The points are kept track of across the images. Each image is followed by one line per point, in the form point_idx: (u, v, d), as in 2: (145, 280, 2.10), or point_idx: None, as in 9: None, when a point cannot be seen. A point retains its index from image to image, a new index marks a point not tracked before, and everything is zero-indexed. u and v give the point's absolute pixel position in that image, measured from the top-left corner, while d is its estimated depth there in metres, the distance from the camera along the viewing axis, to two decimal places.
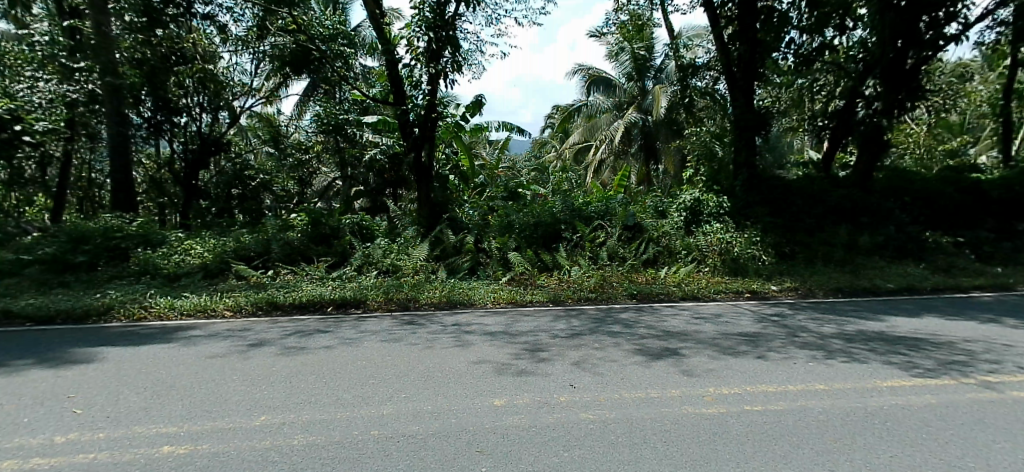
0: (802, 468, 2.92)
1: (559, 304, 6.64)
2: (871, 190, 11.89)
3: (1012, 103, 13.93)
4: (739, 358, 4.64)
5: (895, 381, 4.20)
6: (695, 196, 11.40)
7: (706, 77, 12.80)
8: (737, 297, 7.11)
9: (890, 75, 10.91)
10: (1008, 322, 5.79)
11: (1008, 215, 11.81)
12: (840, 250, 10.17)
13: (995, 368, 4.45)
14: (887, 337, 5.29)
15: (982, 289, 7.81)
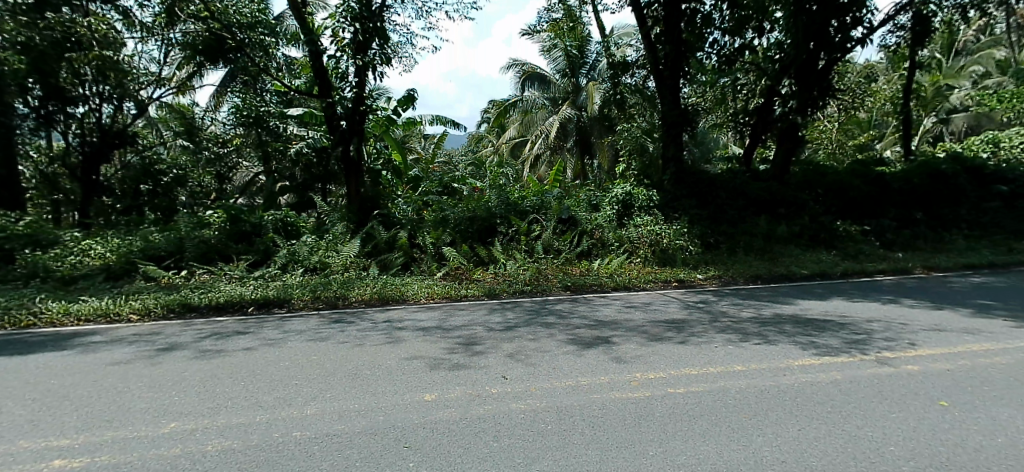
0: (723, 444, 3.16)
1: (493, 297, 6.68)
2: (788, 183, 12.70)
3: (911, 102, 15.16)
4: (665, 344, 4.84)
5: (806, 360, 4.56)
6: (627, 189, 11.67)
7: (637, 74, 13.26)
8: (665, 286, 7.40)
9: (803, 75, 11.64)
10: (903, 302, 6.39)
11: (908, 204, 12.84)
12: (761, 239, 10.80)
13: (890, 346, 4.89)
14: (800, 319, 5.67)
15: (885, 273, 8.50)
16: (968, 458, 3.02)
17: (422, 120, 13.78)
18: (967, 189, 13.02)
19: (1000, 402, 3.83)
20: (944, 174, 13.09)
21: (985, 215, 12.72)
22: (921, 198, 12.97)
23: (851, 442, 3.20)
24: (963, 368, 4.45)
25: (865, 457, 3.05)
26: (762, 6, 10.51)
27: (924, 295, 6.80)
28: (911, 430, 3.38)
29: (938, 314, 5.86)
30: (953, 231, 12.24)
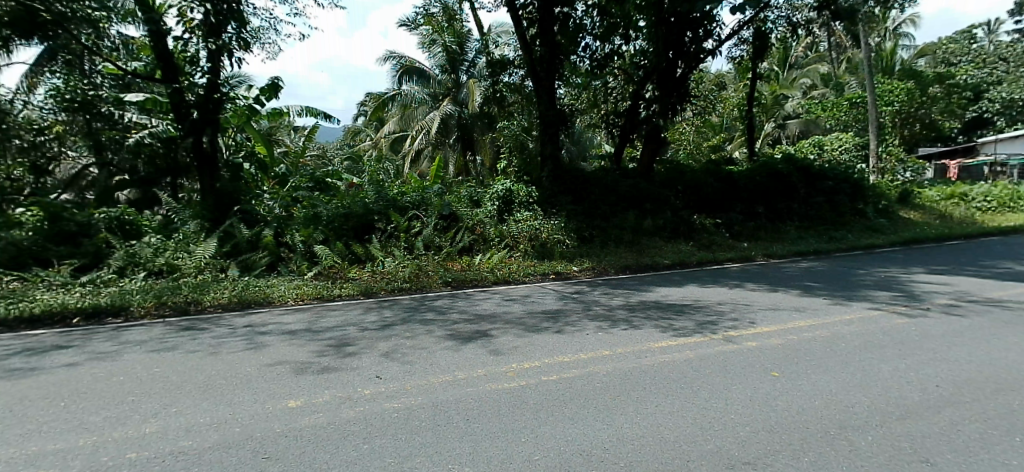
0: (592, 420, 3.54)
1: (370, 296, 6.53)
2: (653, 179, 13.76)
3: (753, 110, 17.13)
4: (540, 334, 5.05)
5: (664, 342, 5.15)
6: (507, 187, 11.95)
7: (513, 73, 13.80)
8: (543, 278, 7.70)
9: (664, 82, 12.77)
10: (746, 285, 7.31)
11: (754, 200, 14.38)
12: (629, 232, 11.68)
13: (733, 327, 5.54)
14: (661, 305, 6.21)
15: (734, 261, 9.57)
16: (789, 424, 3.77)
17: (289, 111, 12.96)
18: (798, 186, 15.01)
19: (815, 369, 4.69)
20: (781, 174, 14.94)
21: (813, 208, 14.78)
22: (762, 195, 14.58)
23: (703, 414, 3.79)
24: (790, 341, 5.24)
25: (711, 427, 3.65)
26: (627, 14, 11.60)
27: (763, 278, 7.84)
28: (750, 400, 4.12)
29: (773, 295, 6.77)
30: (786, 223, 14.13)
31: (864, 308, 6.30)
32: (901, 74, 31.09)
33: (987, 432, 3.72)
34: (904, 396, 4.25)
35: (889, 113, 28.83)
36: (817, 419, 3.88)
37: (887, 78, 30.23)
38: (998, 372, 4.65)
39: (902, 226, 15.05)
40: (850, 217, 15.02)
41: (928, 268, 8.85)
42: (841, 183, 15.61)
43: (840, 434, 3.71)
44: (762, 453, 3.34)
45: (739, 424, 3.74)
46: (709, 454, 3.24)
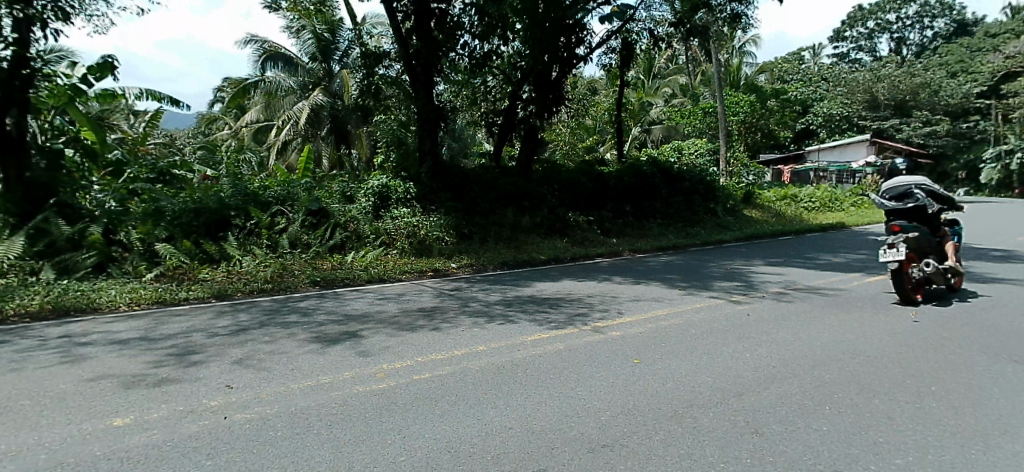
0: (463, 417, 3.61)
1: (226, 299, 6.07)
2: (531, 178, 14.36)
3: (621, 115, 18.33)
4: (414, 332, 5.02)
5: (537, 335, 5.36)
6: (383, 181, 11.70)
7: (389, 67, 13.50)
8: (420, 276, 7.70)
9: (540, 83, 13.68)
10: (613, 278, 7.87)
11: (623, 199, 15.60)
12: (508, 229, 12.13)
13: (601, 319, 5.95)
14: (536, 299, 6.45)
15: (605, 256, 10.26)
16: (645, 406, 4.23)
17: (125, 94, 11.62)
18: (660, 186, 16.35)
19: (669, 356, 5.30)
20: (645, 174, 16.27)
21: (672, 207, 16.20)
22: (630, 194, 15.80)
23: (571, 403, 4.10)
24: (649, 331, 5.82)
25: (576, 414, 3.92)
26: (503, 15, 11.73)
27: (628, 271, 8.51)
28: (612, 386, 4.54)
29: (637, 287, 7.36)
30: (651, 220, 15.43)
31: (712, 297, 7.08)
32: (744, 88, 35.58)
33: (799, 406, 4.52)
34: (739, 376, 5.01)
35: (735, 122, 32.86)
36: (669, 401, 4.40)
37: (733, 90, 34.42)
38: (812, 352, 5.60)
39: (745, 224, 17.23)
40: (703, 215, 16.91)
41: (766, 260, 10.18)
42: (697, 185, 17.18)
43: (687, 412, 4.25)
44: (620, 434, 3.69)
45: (602, 409, 4.09)
46: (572, 440, 3.50)
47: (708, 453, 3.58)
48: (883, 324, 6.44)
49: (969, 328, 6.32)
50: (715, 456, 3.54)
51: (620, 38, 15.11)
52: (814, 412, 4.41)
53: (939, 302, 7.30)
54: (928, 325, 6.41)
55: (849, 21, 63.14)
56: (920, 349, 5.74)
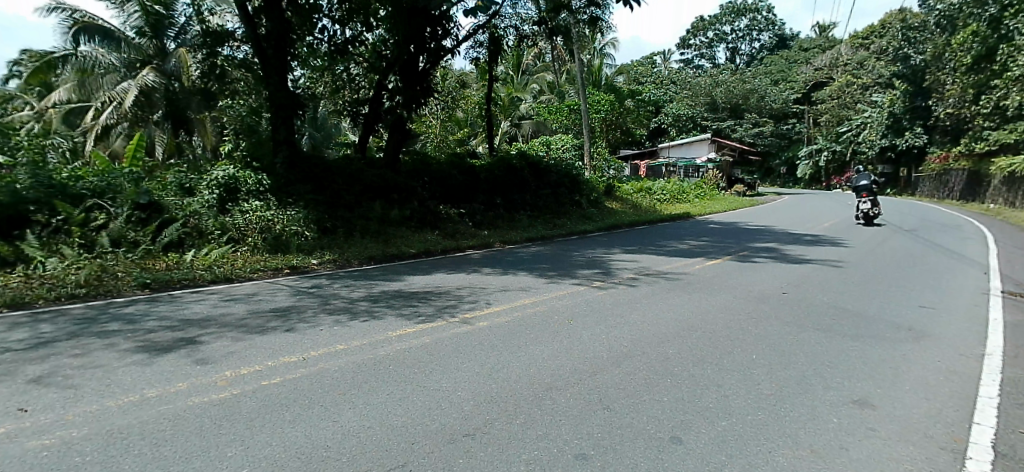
0: (316, 420, 3.46)
1: (22, 308, 5.49)
2: (399, 170, 14.39)
3: (492, 109, 18.97)
4: (265, 334, 4.81)
5: (402, 330, 5.31)
6: (229, 172, 11.00)
7: (235, 48, 12.78)
8: (275, 275, 7.60)
9: (407, 74, 13.95)
10: (482, 268, 8.13)
11: (494, 191, 16.14)
12: (375, 222, 12.03)
13: (469, 309, 6.10)
14: (402, 293, 6.48)
15: (474, 247, 10.66)
16: (507, 392, 4.37)
17: None
18: (529, 180, 17.43)
19: (533, 342, 5.55)
20: (514, 167, 17.27)
21: (541, 199, 17.25)
22: (500, 186, 16.49)
23: (433, 395, 4.12)
24: (516, 319, 6.04)
25: (437, 406, 3.93)
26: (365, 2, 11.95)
27: (498, 262, 8.84)
28: (476, 376, 4.62)
29: (505, 276, 7.66)
30: (520, 212, 16.06)
31: (575, 284, 7.58)
32: (605, 88, 38.30)
33: (645, 380, 4.96)
34: (595, 357, 5.37)
35: (598, 120, 35.46)
36: (529, 385, 4.59)
37: (594, 90, 36.93)
38: (660, 331, 6.20)
39: (607, 214, 18.77)
40: (569, 207, 18.09)
41: (624, 247, 11.12)
42: (563, 178, 18.69)
43: (546, 394, 4.47)
44: (481, 422, 3.76)
45: (465, 399, 4.15)
46: (433, 432, 3.50)
47: (562, 431, 3.78)
48: (719, 302, 7.32)
49: (783, 303, 7.42)
50: (569, 434, 3.75)
51: (488, 34, 15.92)
52: (658, 385, 4.87)
53: (763, 281, 8.46)
54: (753, 302, 7.40)
55: (693, 32, 74.07)
56: (746, 323, 6.60)
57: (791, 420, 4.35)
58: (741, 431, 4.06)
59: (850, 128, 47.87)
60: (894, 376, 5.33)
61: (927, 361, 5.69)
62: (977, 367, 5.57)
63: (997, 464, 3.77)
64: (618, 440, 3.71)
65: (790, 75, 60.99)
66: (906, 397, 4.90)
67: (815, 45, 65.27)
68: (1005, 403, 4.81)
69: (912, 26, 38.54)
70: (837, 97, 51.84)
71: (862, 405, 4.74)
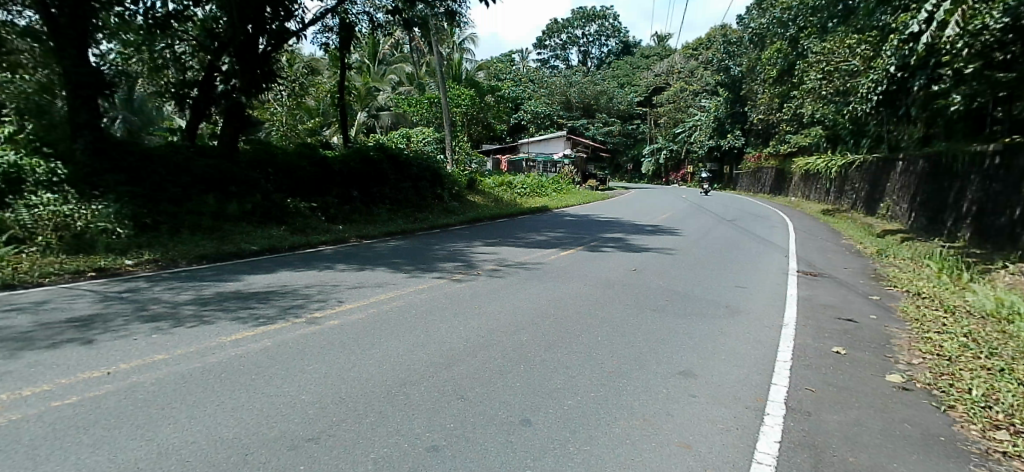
0: (126, 441, 3.04)
1: None
2: (237, 160, 13.83)
3: (345, 98, 18.81)
4: (57, 349, 4.23)
5: (237, 335, 4.94)
6: (9, 159, 9.55)
7: (15, 12, 10.60)
8: (78, 278, 6.74)
9: (244, 55, 13.59)
10: (335, 267, 7.95)
11: (348, 184, 16.20)
12: (207, 218, 11.36)
13: (318, 307, 5.94)
14: (238, 294, 6.12)
15: (325, 243, 10.55)
16: (357, 392, 4.22)
17: None
18: (388, 173, 17.42)
19: (388, 337, 5.45)
20: (372, 160, 17.11)
21: (400, 193, 17.50)
22: (357, 179, 16.51)
23: (272, 400, 3.86)
24: (370, 316, 5.91)
25: (276, 413, 3.67)
26: None
27: (352, 260, 8.69)
28: (323, 377, 4.40)
29: (358, 273, 7.56)
30: (379, 206, 16.39)
31: (433, 278, 7.69)
32: (465, 82, 38.96)
33: (500, 368, 5.09)
34: (452, 348, 5.40)
35: (459, 114, 36.09)
36: (381, 383, 4.46)
37: (454, 84, 37.39)
38: (516, 320, 6.42)
39: (467, 208, 19.63)
40: (430, 201, 18.66)
41: (484, 240, 11.48)
42: (423, 171, 18.79)
43: (399, 390, 4.39)
44: (327, 426, 3.58)
45: (308, 403, 3.92)
46: (270, 440, 3.26)
47: (414, 425, 3.74)
48: (571, 290, 7.79)
49: (627, 288, 8.11)
50: (422, 428, 3.72)
51: (339, 19, 15.44)
52: (511, 372, 5.01)
53: (611, 268, 9.20)
54: (601, 288, 7.98)
55: (548, 33, 79.99)
56: (594, 308, 7.12)
57: (630, 394, 4.75)
58: (585, 409, 4.33)
59: (684, 130, 54.20)
60: (712, 348, 6.09)
61: (739, 333, 6.58)
62: (777, 335, 6.57)
63: (787, 418, 4.45)
64: (470, 429, 3.76)
65: (633, 78, 68.34)
66: (723, 366, 5.61)
67: (655, 53, 73.01)
68: (796, 365, 5.73)
69: (731, 41, 43.34)
70: (673, 102, 58.55)
71: (687, 374, 5.33)
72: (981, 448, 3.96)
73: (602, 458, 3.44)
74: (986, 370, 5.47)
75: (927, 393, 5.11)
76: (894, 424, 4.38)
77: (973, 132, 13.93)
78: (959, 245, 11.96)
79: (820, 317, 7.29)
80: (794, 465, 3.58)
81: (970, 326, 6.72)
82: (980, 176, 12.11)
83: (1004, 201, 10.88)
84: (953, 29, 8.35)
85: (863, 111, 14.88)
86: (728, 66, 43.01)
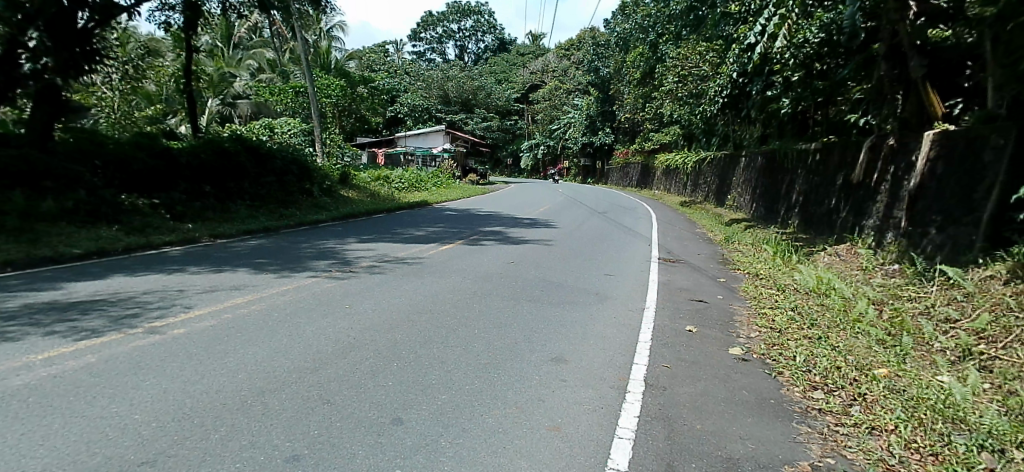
0: None
1: None
2: (53, 151, 11.99)
3: (191, 82, 17.68)
4: None
5: (53, 351, 4.38)
6: None
7: None
8: None
9: (60, 31, 12.22)
10: (184, 274, 7.35)
11: (196, 178, 15.06)
12: (17, 218, 9.85)
13: (161, 315, 5.55)
14: (59, 306, 5.49)
15: (171, 244, 9.82)
16: (208, 404, 3.85)
17: None
18: (247, 166, 16.86)
19: (245, 343, 5.10)
20: (227, 152, 16.29)
21: (262, 188, 17.14)
22: (207, 172, 15.51)
23: (97, 422, 3.40)
24: (222, 322, 5.54)
25: (104, 437, 3.22)
26: None
27: (203, 264, 8.07)
28: (162, 392, 3.95)
29: (210, 277, 7.17)
30: (236, 202, 15.69)
31: (298, 278, 7.41)
32: (335, 73, 37.49)
33: (372, 367, 4.93)
34: (319, 351, 5.14)
35: (328, 105, 34.61)
36: (235, 394, 4.09)
37: (323, 73, 35.81)
38: (389, 318, 6.27)
39: (339, 204, 19.48)
40: (299, 195, 18.69)
41: (359, 237, 11.21)
42: (289, 165, 18.71)
43: (256, 399, 4.06)
44: (165, 445, 3.21)
45: (143, 422, 3.49)
46: (92, 467, 2.86)
47: (273, 436, 3.47)
48: (446, 284, 7.79)
49: (504, 280, 8.28)
50: (282, 436, 3.49)
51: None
52: (383, 371, 4.86)
53: (491, 262, 9.34)
54: (478, 281, 8.08)
55: (422, 26, 79.93)
56: (470, 301, 7.19)
57: (503, 383, 4.83)
58: (459, 401, 4.34)
59: (560, 126, 56.89)
60: (582, 333, 6.42)
61: (606, 318, 7.02)
62: (639, 318, 7.09)
63: (645, 393, 4.81)
64: (335, 434, 3.57)
65: (511, 74, 70.57)
66: (589, 349, 5.94)
67: (530, 51, 75.81)
68: (654, 344, 6.22)
69: (600, 43, 45.40)
70: (549, 99, 61.17)
71: (558, 360, 5.56)
72: (802, 407, 4.57)
73: (474, 449, 3.46)
74: (807, 339, 6.33)
75: (762, 362, 5.80)
76: (736, 392, 4.91)
77: (800, 132, 16.16)
78: (790, 231, 13.71)
79: (675, 299, 8.03)
80: (649, 436, 3.86)
81: (796, 301, 7.74)
82: (806, 170, 14.03)
83: (824, 192, 12.63)
84: (781, 40, 9.51)
85: (713, 111, 16.62)
86: (597, 67, 45.68)
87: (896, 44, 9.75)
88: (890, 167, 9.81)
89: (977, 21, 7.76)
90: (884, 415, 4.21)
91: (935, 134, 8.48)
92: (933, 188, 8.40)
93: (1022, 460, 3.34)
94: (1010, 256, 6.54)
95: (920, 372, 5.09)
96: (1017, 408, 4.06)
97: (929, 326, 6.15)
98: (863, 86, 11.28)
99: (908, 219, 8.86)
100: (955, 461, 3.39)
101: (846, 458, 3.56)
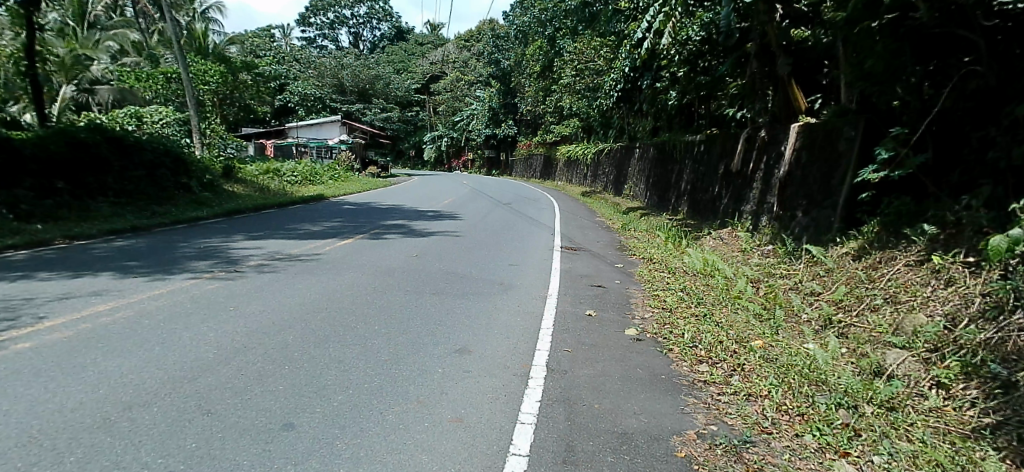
0: None
1: None
2: None
3: (35, 64, 15.61)
4: None
5: None
6: None
7: None
8: None
9: None
10: (33, 281, 6.52)
11: (46, 174, 13.28)
12: None
13: (7, 326, 4.97)
14: None
15: (18, 247, 8.73)
16: (64, 421, 3.41)
17: None
18: (110, 158, 15.20)
19: (109, 354, 4.59)
20: (84, 143, 14.54)
21: (128, 183, 15.47)
22: (58, 167, 13.66)
23: None
24: (81, 332, 4.99)
25: None
26: None
27: (57, 269, 7.19)
28: (1, 416, 3.40)
29: (66, 282, 6.48)
30: (97, 198, 14.11)
31: (176, 280, 6.88)
32: (212, 57, 34.54)
33: (260, 371, 4.59)
34: (198, 358, 4.72)
35: (206, 91, 31.88)
36: (99, 409, 3.63)
37: (198, 58, 32.94)
38: (281, 319, 5.92)
39: (221, 200, 18.20)
40: (173, 191, 17.11)
41: (247, 233, 10.52)
42: (161, 157, 17.09)
43: (122, 415, 3.60)
44: None
45: None
46: None
47: (143, 452, 3.07)
48: (345, 281, 7.49)
49: (407, 275, 8.09)
50: (153, 454, 3.06)
51: None
52: (272, 375, 4.53)
53: (393, 256, 9.12)
54: (380, 277, 7.86)
55: (312, 11, 76.15)
56: (370, 298, 6.94)
57: (405, 380, 4.68)
58: (358, 400, 4.15)
59: (463, 118, 56.84)
60: (486, 324, 6.43)
61: (510, 307, 7.09)
62: (541, 306, 7.25)
63: (547, 378, 4.91)
64: (217, 445, 3.24)
65: (410, 64, 69.31)
66: (493, 339, 5.95)
67: (428, 40, 74.82)
68: (556, 331, 6.36)
69: (499, 35, 46.04)
70: (451, 91, 60.83)
71: (462, 351, 5.52)
72: (689, 380, 4.89)
73: (371, 449, 3.31)
74: (694, 316, 6.80)
75: (654, 341, 6.15)
76: (630, 370, 5.16)
77: (687, 126, 17.27)
78: (681, 217, 14.66)
79: (576, 285, 8.31)
80: (551, 419, 3.94)
81: (686, 282, 8.28)
82: (694, 161, 15.06)
83: (708, 181, 13.64)
84: (667, 36, 10.13)
85: (609, 103, 17.34)
86: (498, 59, 46.11)
87: (765, 44, 10.55)
88: (764, 156, 10.78)
89: (830, 24, 8.69)
90: (759, 382, 4.62)
91: (802, 126, 9.41)
92: (802, 175, 9.29)
93: (870, 413, 3.79)
94: (861, 235, 7.42)
95: (790, 342, 5.63)
96: (868, 368, 4.59)
97: (797, 299, 6.83)
98: (740, 81, 12.28)
99: (780, 204, 9.76)
100: (819, 419, 3.77)
101: (727, 424, 3.85)
